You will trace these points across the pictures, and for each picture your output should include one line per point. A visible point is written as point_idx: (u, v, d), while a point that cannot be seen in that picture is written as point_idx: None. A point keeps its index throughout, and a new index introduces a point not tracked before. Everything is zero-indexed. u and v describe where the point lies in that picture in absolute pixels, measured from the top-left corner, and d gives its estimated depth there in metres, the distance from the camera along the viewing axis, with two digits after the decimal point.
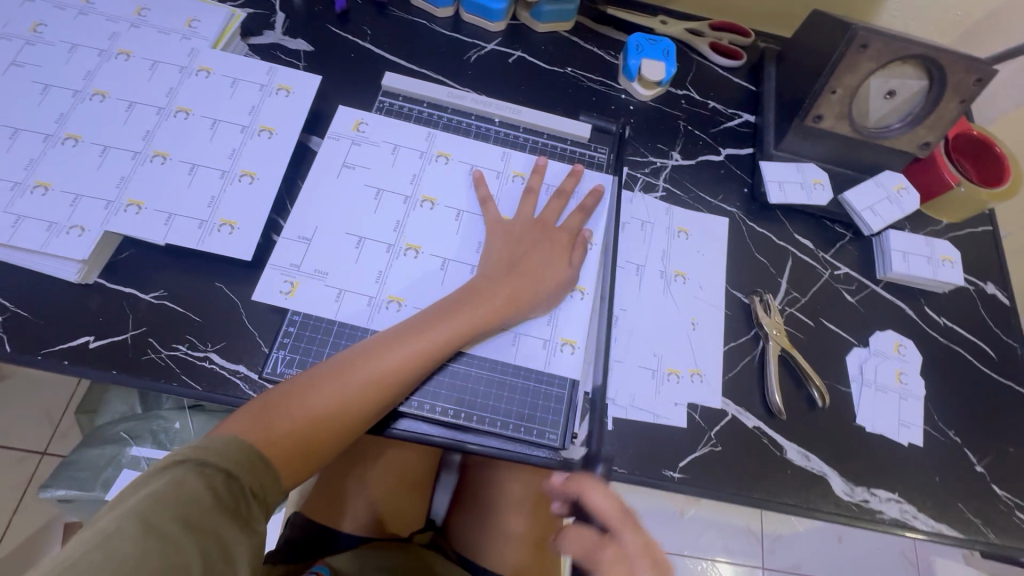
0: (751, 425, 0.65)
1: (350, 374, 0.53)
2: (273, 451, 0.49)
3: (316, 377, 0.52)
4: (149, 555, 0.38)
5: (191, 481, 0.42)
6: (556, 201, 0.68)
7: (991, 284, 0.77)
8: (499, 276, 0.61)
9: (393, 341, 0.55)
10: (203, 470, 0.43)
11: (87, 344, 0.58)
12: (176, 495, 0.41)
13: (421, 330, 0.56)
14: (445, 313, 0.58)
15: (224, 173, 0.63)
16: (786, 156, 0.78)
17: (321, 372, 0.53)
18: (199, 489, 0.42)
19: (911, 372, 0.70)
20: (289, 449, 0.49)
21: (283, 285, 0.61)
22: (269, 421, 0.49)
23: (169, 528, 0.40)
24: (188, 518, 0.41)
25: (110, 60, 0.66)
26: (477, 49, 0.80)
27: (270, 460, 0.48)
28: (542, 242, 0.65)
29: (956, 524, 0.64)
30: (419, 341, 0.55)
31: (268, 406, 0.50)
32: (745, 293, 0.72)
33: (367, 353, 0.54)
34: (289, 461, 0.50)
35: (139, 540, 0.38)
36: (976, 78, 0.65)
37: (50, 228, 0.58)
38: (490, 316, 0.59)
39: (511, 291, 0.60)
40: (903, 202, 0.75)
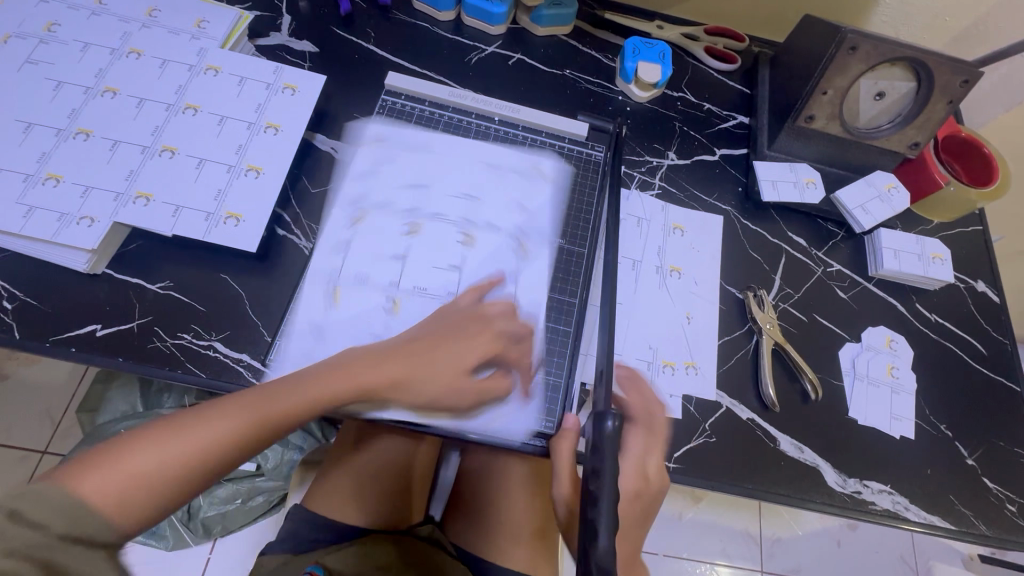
0: (745, 417, 0.66)
1: (260, 405, 0.48)
2: (122, 496, 0.41)
3: (216, 409, 0.47)
4: (49, 519, 0.38)
5: (57, 490, 0.39)
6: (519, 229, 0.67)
7: (981, 282, 0.79)
8: (435, 334, 0.59)
9: (306, 380, 0.52)
10: (71, 481, 0.39)
11: (94, 332, 0.59)
12: (77, 472, 0.41)
13: (348, 369, 0.54)
14: (381, 356, 0.56)
15: (230, 168, 0.65)
16: (779, 156, 0.80)
17: (221, 405, 0.47)
18: (62, 501, 0.38)
19: (903, 366, 0.71)
20: (152, 486, 0.42)
21: (275, 278, 0.62)
22: (129, 463, 0.42)
23: (54, 521, 0.37)
24: (85, 491, 0.40)
25: (122, 58, 0.68)
26: (478, 51, 0.83)
27: (121, 507, 0.41)
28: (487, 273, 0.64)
29: (947, 516, 0.65)
30: (347, 382, 0.53)
31: (142, 440, 0.44)
32: (739, 289, 0.73)
33: (279, 387, 0.50)
34: (158, 503, 0.43)
35: (25, 532, 0.36)
36: (962, 80, 0.67)
37: (61, 219, 0.59)
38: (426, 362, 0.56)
39: (455, 351, 0.58)
40: (894, 201, 0.76)
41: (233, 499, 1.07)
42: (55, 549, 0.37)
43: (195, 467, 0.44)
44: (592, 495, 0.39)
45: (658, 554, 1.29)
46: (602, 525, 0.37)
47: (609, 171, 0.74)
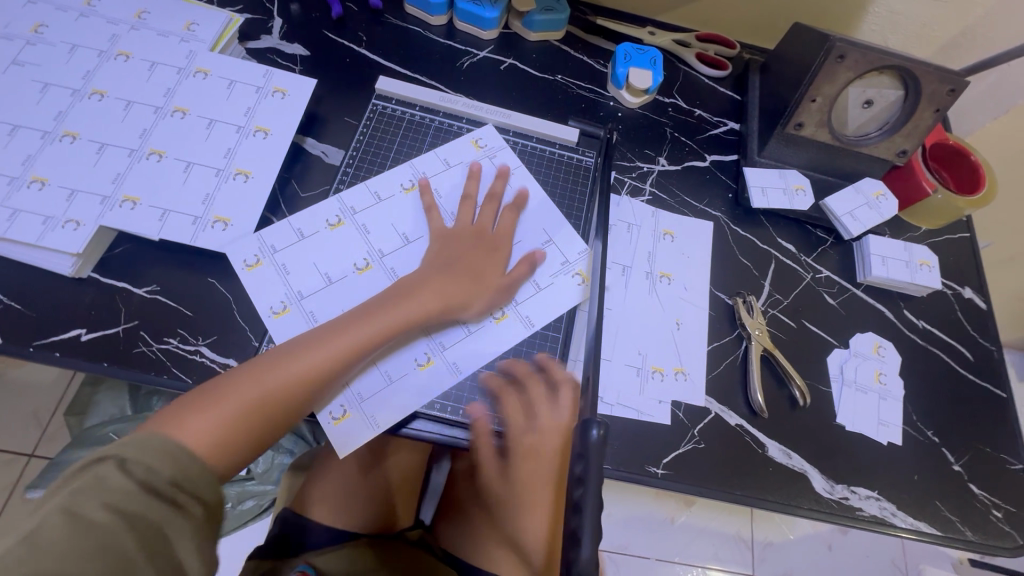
0: (733, 423, 0.66)
1: (301, 359, 0.52)
2: (205, 445, 0.45)
3: (277, 356, 0.52)
4: (76, 544, 0.35)
5: (113, 477, 0.38)
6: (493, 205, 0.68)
7: (968, 289, 0.79)
8: (443, 270, 0.61)
9: (337, 327, 0.55)
10: (125, 465, 0.39)
11: (79, 337, 0.58)
12: (106, 489, 0.37)
13: (378, 311, 0.57)
14: (397, 296, 0.58)
15: (219, 171, 0.65)
16: (769, 162, 0.80)
17: (285, 351, 0.52)
18: (121, 481, 0.38)
19: (890, 372, 0.71)
20: (225, 434, 0.46)
21: (245, 257, 0.62)
22: (214, 409, 0.47)
23: (97, 515, 0.36)
24: (119, 507, 0.37)
25: (110, 60, 0.68)
26: (470, 56, 0.83)
27: (205, 454, 0.45)
28: (474, 239, 0.65)
29: (934, 522, 0.65)
30: (369, 324, 0.56)
31: (212, 391, 0.48)
32: (729, 295, 0.73)
33: (268, 365, 0.51)
34: (235, 452, 0.47)
35: (64, 531, 0.35)
36: (949, 89, 0.67)
37: (45, 222, 0.59)
38: (438, 302, 0.59)
39: (444, 284, 0.60)
40: (882, 208, 0.77)
41: None
42: (90, 552, 0.35)
43: (267, 413, 0.49)
44: (575, 503, 0.39)
45: (650, 559, 1.29)
46: (583, 535, 0.37)
47: (598, 177, 0.74)
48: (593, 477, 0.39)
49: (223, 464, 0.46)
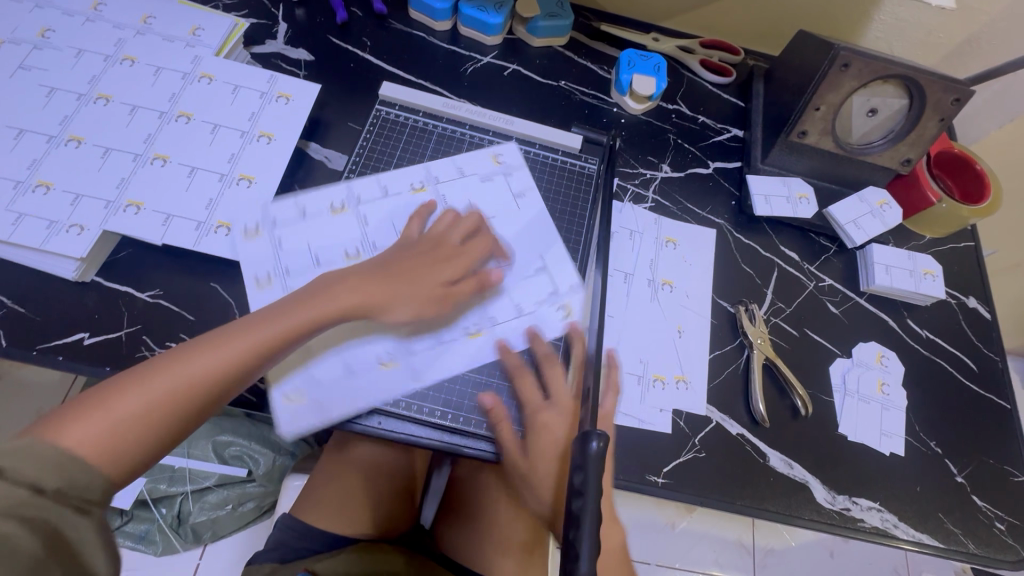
0: (734, 432, 0.66)
1: (189, 364, 0.48)
2: (91, 452, 0.43)
3: (164, 361, 0.48)
4: None
5: (3, 483, 0.37)
6: (467, 224, 0.66)
7: (972, 298, 0.79)
8: (375, 274, 0.59)
9: (230, 331, 0.51)
10: (2, 475, 0.38)
11: (82, 341, 0.59)
12: None
13: (279, 313, 0.54)
14: (306, 298, 0.56)
15: (223, 176, 0.65)
16: (772, 170, 0.80)
17: (173, 354, 0.49)
18: (6, 489, 0.37)
19: (892, 382, 0.71)
20: (112, 441, 0.44)
21: (256, 275, 0.62)
22: (97, 415, 0.44)
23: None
24: (7, 514, 0.37)
25: (115, 65, 0.68)
26: (474, 61, 0.83)
27: (93, 460, 0.43)
28: (422, 248, 0.63)
29: (936, 533, 0.64)
30: (299, 313, 0.54)
31: (94, 402, 0.45)
32: (731, 303, 0.73)
33: (185, 353, 0.49)
34: (122, 459, 0.44)
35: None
36: (954, 98, 0.67)
37: (50, 226, 0.59)
38: (357, 301, 0.57)
39: (374, 286, 0.58)
40: (886, 216, 0.77)
41: (223, 505, 1.06)
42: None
43: (148, 418, 0.46)
44: (575, 517, 0.38)
45: (651, 564, 1.29)
46: (585, 550, 0.37)
47: (601, 184, 0.74)
48: (592, 490, 0.39)
49: (117, 470, 0.44)
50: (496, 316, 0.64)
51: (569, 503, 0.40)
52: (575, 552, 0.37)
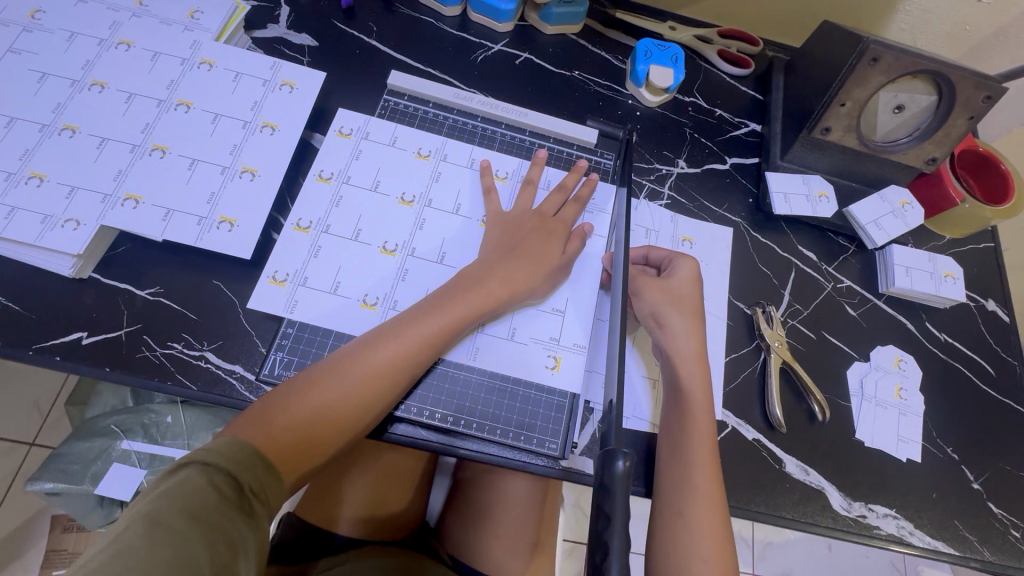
0: (750, 438, 0.65)
1: (355, 368, 0.51)
2: (281, 456, 0.47)
3: (326, 367, 0.51)
4: (157, 549, 0.37)
5: (196, 479, 0.41)
6: (556, 197, 0.67)
7: (991, 301, 0.77)
8: (505, 261, 0.60)
9: (386, 334, 0.53)
10: (208, 470, 0.42)
11: (80, 340, 0.56)
12: (181, 493, 0.40)
13: (428, 313, 0.55)
14: (447, 298, 0.56)
15: (224, 169, 0.62)
16: (792, 167, 0.78)
17: (335, 360, 0.52)
18: (202, 486, 0.41)
19: (910, 387, 0.70)
20: (295, 447, 0.48)
21: (274, 271, 0.61)
22: (279, 418, 0.47)
23: (174, 521, 0.38)
24: (193, 513, 0.39)
25: (110, 49, 0.65)
26: (484, 49, 0.79)
27: (278, 464, 0.46)
28: (538, 233, 0.64)
29: (952, 541, 0.64)
30: (420, 327, 0.54)
31: (272, 404, 0.48)
32: (748, 305, 0.71)
33: (330, 369, 0.51)
34: (300, 464, 0.48)
35: (147, 536, 0.37)
36: (985, 95, 0.64)
37: (45, 221, 0.56)
38: (495, 297, 0.58)
39: (508, 273, 0.59)
40: (908, 216, 0.75)
41: None
42: (170, 563, 0.36)
43: (328, 424, 0.49)
44: (601, 541, 0.37)
45: None
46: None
47: (616, 185, 0.71)
48: (619, 513, 0.37)
49: (295, 473, 0.48)
50: (552, 336, 0.63)
51: (593, 523, 0.38)
52: None
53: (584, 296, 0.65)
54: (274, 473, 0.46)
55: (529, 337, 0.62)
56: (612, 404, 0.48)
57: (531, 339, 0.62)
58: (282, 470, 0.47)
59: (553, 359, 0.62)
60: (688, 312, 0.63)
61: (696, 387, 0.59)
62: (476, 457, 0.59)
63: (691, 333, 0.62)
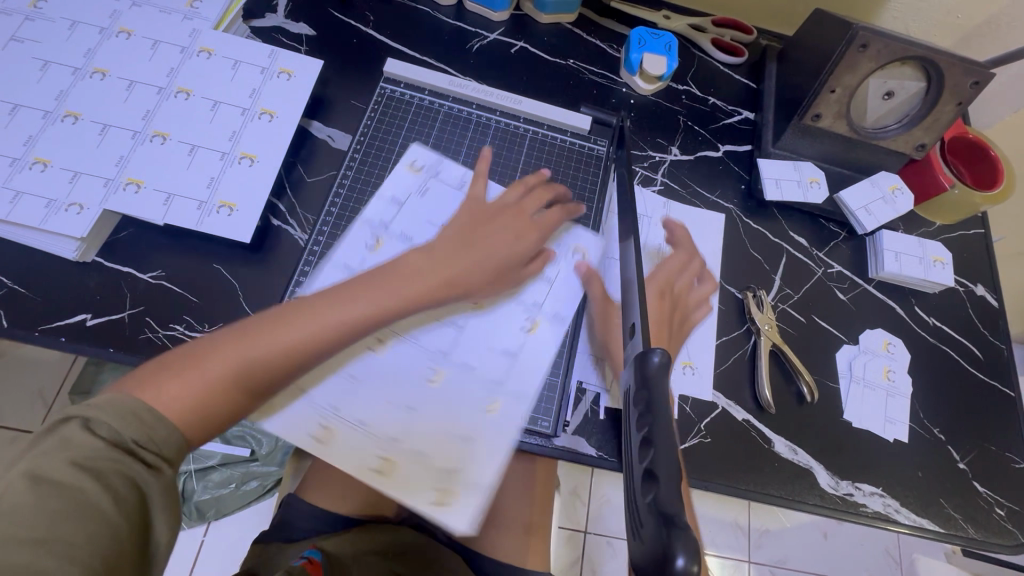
0: (740, 418, 0.66)
1: (289, 330, 0.49)
2: (186, 414, 0.44)
3: (254, 327, 0.49)
4: (42, 502, 0.36)
5: (79, 436, 0.39)
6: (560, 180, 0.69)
7: (980, 286, 0.78)
8: (457, 250, 0.59)
9: (327, 301, 0.52)
10: (91, 426, 0.39)
11: (84, 322, 0.58)
12: (68, 448, 0.38)
13: (370, 285, 0.54)
14: (392, 273, 0.56)
15: (224, 155, 0.63)
16: (784, 153, 0.79)
17: (268, 319, 0.50)
18: (90, 442, 0.39)
19: (898, 369, 0.71)
20: (205, 407, 0.45)
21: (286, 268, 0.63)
22: (191, 375, 0.45)
23: (60, 474, 0.37)
24: (80, 464, 0.38)
25: (111, 38, 0.66)
26: (480, 38, 0.80)
27: (183, 424, 0.44)
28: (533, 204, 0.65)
29: (936, 518, 0.65)
30: (363, 300, 0.53)
31: (182, 363, 0.46)
32: (739, 289, 0.73)
33: (256, 331, 0.49)
34: (200, 425, 0.45)
35: (30, 491, 0.36)
36: (973, 81, 0.65)
37: (48, 205, 0.58)
38: (437, 275, 0.57)
39: (463, 260, 0.59)
40: (898, 203, 0.76)
41: (226, 484, 1.04)
42: (60, 511, 0.36)
43: (244, 385, 0.47)
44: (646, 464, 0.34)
45: None
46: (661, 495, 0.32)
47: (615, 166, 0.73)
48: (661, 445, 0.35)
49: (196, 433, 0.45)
50: (535, 300, 0.64)
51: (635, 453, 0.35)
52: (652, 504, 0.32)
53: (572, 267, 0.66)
54: (173, 428, 0.43)
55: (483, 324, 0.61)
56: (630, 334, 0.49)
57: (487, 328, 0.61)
58: (185, 427, 0.44)
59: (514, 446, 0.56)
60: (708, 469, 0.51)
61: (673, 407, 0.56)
62: None
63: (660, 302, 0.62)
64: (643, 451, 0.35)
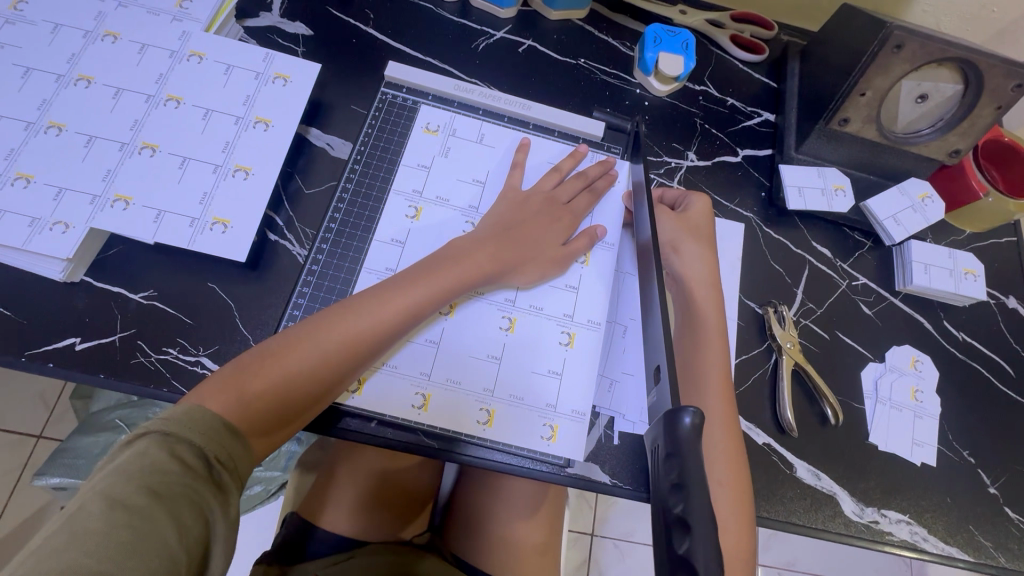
0: (761, 442, 0.63)
1: (338, 330, 0.50)
2: (253, 419, 0.45)
3: (306, 329, 0.49)
4: (114, 528, 0.35)
5: (157, 452, 0.39)
6: (574, 182, 0.66)
7: (1012, 298, 0.75)
8: (503, 237, 0.59)
9: (374, 295, 0.52)
10: (169, 441, 0.40)
11: (73, 346, 0.55)
12: (142, 466, 0.38)
13: (415, 279, 0.54)
14: (435, 266, 0.55)
15: (217, 168, 0.60)
16: (807, 159, 0.75)
17: (318, 321, 0.50)
18: (165, 458, 0.39)
19: (927, 389, 0.68)
20: (271, 410, 0.47)
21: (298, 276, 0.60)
22: (255, 381, 0.46)
23: (135, 499, 0.37)
24: (153, 487, 0.38)
25: (96, 41, 0.62)
26: (486, 37, 0.76)
27: (249, 434, 0.45)
28: (543, 215, 0.62)
29: (966, 546, 0.62)
30: (408, 294, 0.53)
31: (243, 368, 0.47)
32: (759, 304, 0.69)
33: (308, 332, 0.49)
34: (267, 429, 0.47)
35: (104, 515, 0.35)
36: (1015, 84, 0.61)
37: (33, 223, 0.55)
38: (483, 268, 0.56)
39: (501, 250, 0.58)
40: (927, 211, 0.72)
41: None
42: (128, 542, 0.35)
43: (303, 388, 0.48)
44: (683, 519, 0.32)
45: None
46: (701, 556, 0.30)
47: (630, 159, 0.70)
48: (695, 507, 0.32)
49: (261, 439, 0.46)
50: (566, 311, 0.61)
51: (669, 504, 0.34)
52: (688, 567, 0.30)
53: (594, 290, 0.63)
54: (241, 438, 0.44)
55: (530, 304, 0.61)
56: (659, 371, 0.46)
57: (532, 306, 0.61)
58: (252, 435, 0.45)
59: (550, 428, 0.57)
60: (730, 464, 0.54)
61: (716, 399, 0.57)
62: (482, 465, 0.57)
63: (705, 259, 0.63)
64: (680, 539, 0.31)
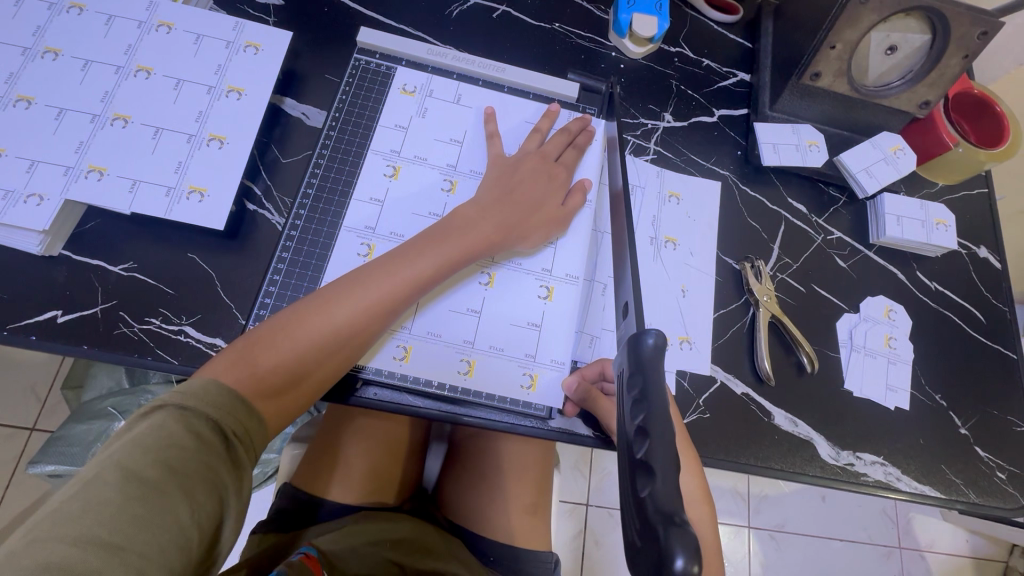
0: (739, 392, 0.64)
1: (345, 302, 0.49)
2: (268, 392, 0.46)
3: (315, 302, 0.49)
4: (130, 500, 0.35)
5: (172, 426, 0.39)
6: (559, 139, 0.66)
7: (984, 248, 0.76)
8: (498, 203, 0.59)
9: (380, 267, 0.52)
10: (184, 415, 0.40)
11: (55, 319, 0.55)
12: (156, 439, 0.38)
13: (419, 250, 0.54)
14: (437, 237, 0.55)
15: (191, 138, 0.60)
16: (781, 116, 0.76)
17: (323, 295, 0.50)
18: (180, 433, 0.39)
19: (900, 337, 0.69)
20: (284, 382, 0.47)
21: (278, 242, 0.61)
22: (268, 354, 0.46)
23: (148, 472, 0.37)
24: (168, 461, 0.38)
25: (61, 14, 0.62)
26: (459, 2, 0.76)
27: (262, 406, 0.45)
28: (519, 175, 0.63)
29: (938, 484, 0.65)
30: (413, 265, 0.53)
31: (255, 341, 0.47)
32: (736, 259, 0.70)
33: (315, 305, 0.49)
34: (281, 401, 0.47)
35: (121, 486, 0.35)
36: (981, 32, 0.62)
37: (5, 197, 0.54)
38: (486, 237, 0.56)
39: (499, 213, 0.58)
40: (900, 163, 0.73)
41: None
42: (141, 515, 0.35)
43: (314, 360, 0.48)
44: (643, 429, 0.33)
45: None
46: (659, 465, 0.31)
47: (605, 118, 0.71)
48: (657, 424, 0.33)
49: (275, 411, 0.47)
50: (544, 266, 0.62)
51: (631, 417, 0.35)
52: (647, 471, 0.32)
53: (572, 247, 0.64)
54: (255, 412, 0.44)
55: (510, 260, 0.62)
56: (629, 306, 0.48)
57: (512, 263, 0.62)
58: (266, 407, 0.46)
59: (530, 377, 0.58)
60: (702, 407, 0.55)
61: None
62: (475, 424, 0.58)
63: None
64: (639, 444, 0.33)
